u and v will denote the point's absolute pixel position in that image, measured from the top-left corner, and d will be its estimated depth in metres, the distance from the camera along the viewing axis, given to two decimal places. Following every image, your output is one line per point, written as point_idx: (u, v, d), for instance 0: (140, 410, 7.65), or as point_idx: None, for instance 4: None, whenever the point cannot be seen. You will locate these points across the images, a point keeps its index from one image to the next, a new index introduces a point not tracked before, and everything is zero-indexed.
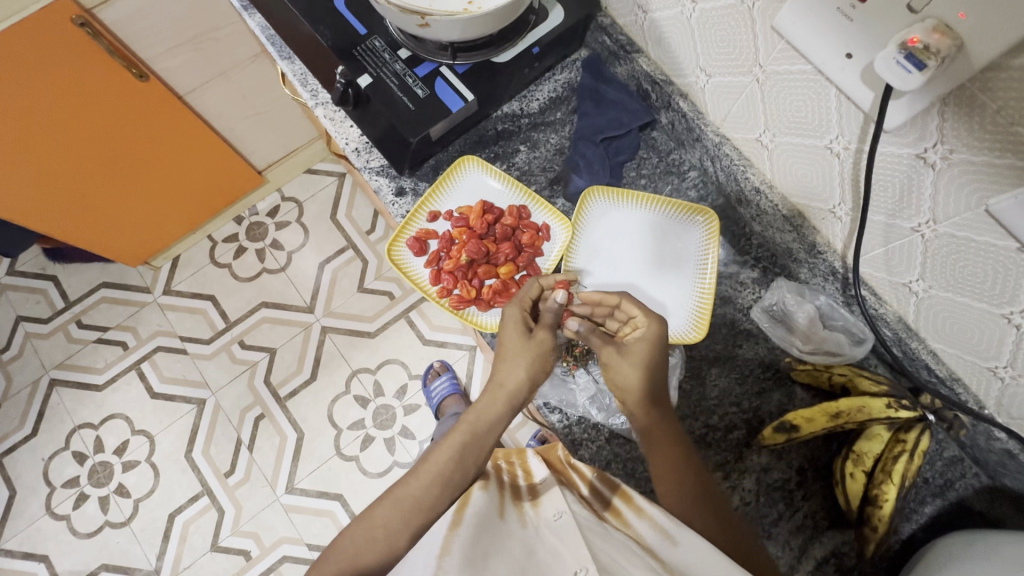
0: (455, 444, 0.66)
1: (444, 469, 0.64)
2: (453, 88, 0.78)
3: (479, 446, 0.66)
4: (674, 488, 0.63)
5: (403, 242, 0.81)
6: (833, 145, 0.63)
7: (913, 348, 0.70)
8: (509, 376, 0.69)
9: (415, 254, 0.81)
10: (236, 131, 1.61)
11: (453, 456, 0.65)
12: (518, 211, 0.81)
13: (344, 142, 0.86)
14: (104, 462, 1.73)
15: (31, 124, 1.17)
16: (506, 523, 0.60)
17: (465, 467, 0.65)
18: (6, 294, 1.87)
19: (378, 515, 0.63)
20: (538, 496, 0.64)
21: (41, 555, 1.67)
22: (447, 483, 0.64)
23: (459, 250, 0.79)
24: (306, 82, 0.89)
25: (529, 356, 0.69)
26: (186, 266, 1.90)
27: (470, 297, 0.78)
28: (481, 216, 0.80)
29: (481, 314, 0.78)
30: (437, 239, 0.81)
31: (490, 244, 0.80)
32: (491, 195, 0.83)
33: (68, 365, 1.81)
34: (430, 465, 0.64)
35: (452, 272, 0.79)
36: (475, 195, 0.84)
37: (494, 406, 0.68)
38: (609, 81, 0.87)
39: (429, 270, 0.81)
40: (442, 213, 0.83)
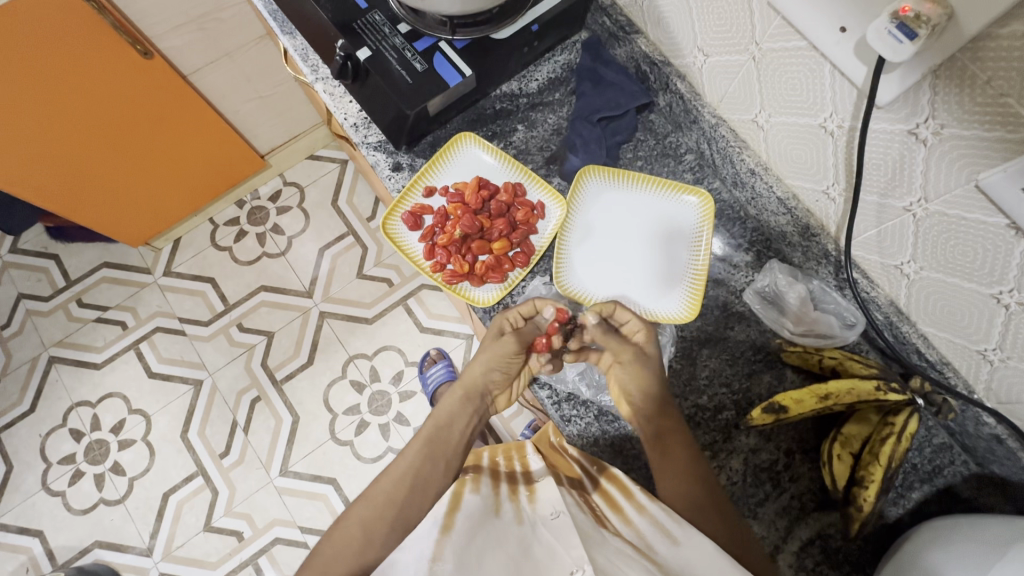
0: (421, 440, 0.71)
1: (412, 465, 0.68)
2: (452, 62, 0.78)
3: (445, 441, 0.71)
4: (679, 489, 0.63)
5: (398, 216, 0.82)
6: (827, 122, 0.63)
7: (903, 331, 0.71)
8: (470, 371, 0.75)
9: (409, 229, 0.81)
10: (239, 113, 1.62)
11: (420, 450, 0.70)
12: (513, 187, 0.81)
13: (343, 117, 0.87)
14: (100, 440, 1.74)
15: (36, 98, 1.19)
16: (502, 520, 0.60)
17: (434, 460, 0.69)
18: (8, 272, 1.88)
19: (354, 514, 0.66)
20: (534, 485, 0.65)
21: (35, 530, 1.68)
22: (418, 476, 0.68)
23: (454, 225, 0.79)
24: (307, 57, 0.90)
25: (490, 356, 0.75)
26: (187, 248, 1.92)
27: (464, 271, 0.78)
28: (476, 191, 0.80)
29: (474, 289, 0.79)
30: (432, 215, 0.81)
31: (484, 219, 0.80)
32: (487, 173, 0.84)
33: (67, 343, 1.82)
34: (401, 463, 0.69)
35: (446, 246, 0.79)
36: (469, 172, 0.84)
37: (456, 399, 0.74)
38: (608, 62, 0.87)
39: (424, 245, 0.81)
40: (437, 189, 0.83)
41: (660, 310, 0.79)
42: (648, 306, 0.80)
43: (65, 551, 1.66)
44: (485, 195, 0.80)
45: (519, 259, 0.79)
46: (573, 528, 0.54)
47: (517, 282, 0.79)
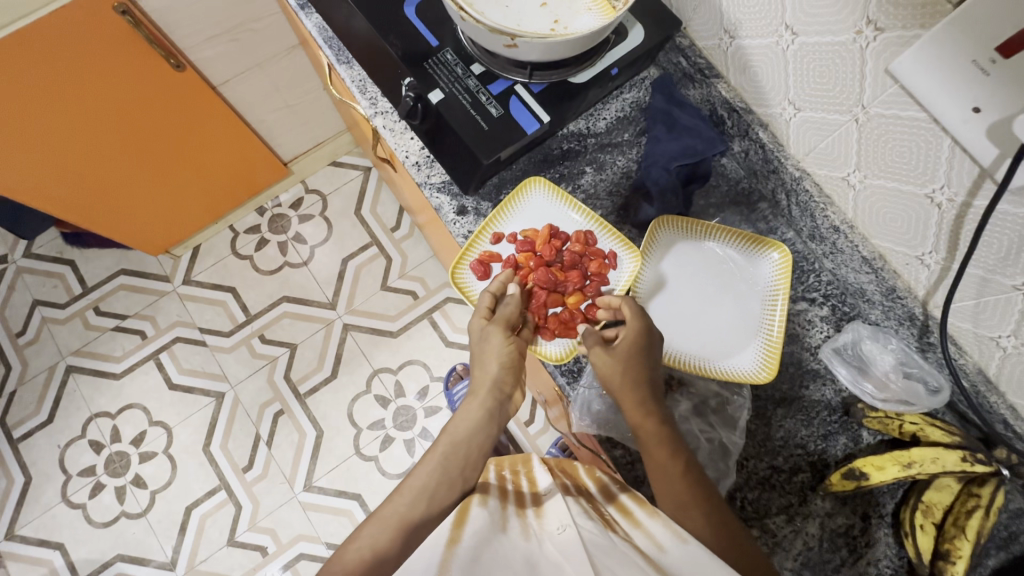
0: (435, 457, 0.67)
1: (427, 483, 0.66)
2: (529, 108, 0.75)
3: (460, 457, 0.68)
4: (676, 501, 0.63)
5: (467, 265, 0.79)
6: (935, 194, 0.61)
7: (991, 401, 0.69)
8: (481, 369, 0.72)
9: (478, 277, 0.78)
10: (266, 121, 1.57)
11: (436, 467, 0.67)
12: (585, 236, 0.78)
13: (404, 154, 0.83)
14: (121, 452, 1.72)
15: (63, 113, 1.14)
16: (509, 535, 0.61)
17: (451, 478, 0.67)
18: (23, 277, 1.84)
19: (365, 536, 0.63)
20: (541, 503, 0.65)
21: (56, 543, 1.66)
22: (433, 497, 0.65)
23: (526, 276, 0.77)
24: (365, 89, 0.85)
25: (502, 354, 0.71)
26: (207, 256, 1.87)
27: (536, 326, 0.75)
28: (547, 241, 0.78)
29: (545, 343, 0.76)
30: (501, 263, 0.79)
31: (558, 271, 0.77)
32: (559, 221, 0.81)
33: (85, 352, 1.79)
34: (414, 481, 0.66)
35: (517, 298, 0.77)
36: (539, 218, 0.81)
37: (473, 412, 0.70)
38: (682, 103, 0.84)
39: None
40: (505, 235, 0.80)
41: (737, 368, 0.76)
42: (724, 364, 0.77)
43: (87, 564, 1.64)
44: (556, 244, 0.78)
45: (593, 313, 0.76)
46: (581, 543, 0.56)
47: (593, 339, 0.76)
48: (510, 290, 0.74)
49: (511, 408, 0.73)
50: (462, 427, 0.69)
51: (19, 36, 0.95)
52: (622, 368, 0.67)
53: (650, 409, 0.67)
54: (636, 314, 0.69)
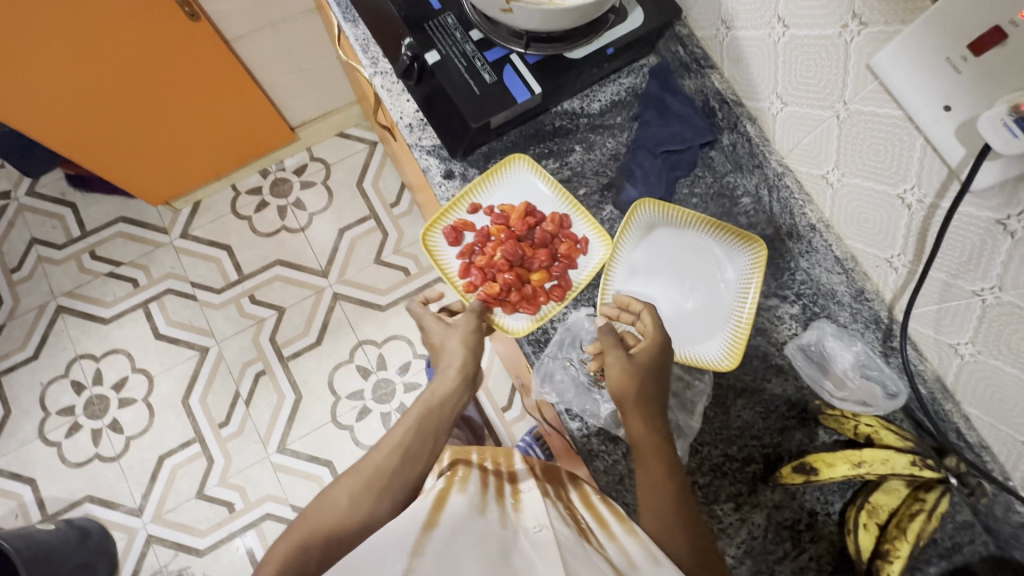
0: (412, 418, 0.67)
1: (404, 440, 0.64)
2: (522, 78, 0.76)
3: (436, 422, 0.67)
4: (662, 524, 0.59)
5: (439, 230, 0.81)
6: (906, 195, 0.62)
7: (946, 409, 0.70)
8: (450, 343, 0.73)
9: (449, 243, 0.81)
10: (276, 83, 1.59)
11: (411, 428, 0.66)
12: (560, 219, 0.80)
13: (398, 116, 0.84)
14: (101, 395, 1.74)
15: (73, 47, 1.16)
16: (487, 521, 0.58)
17: (424, 440, 0.65)
18: (24, 215, 1.86)
19: (338, 486, 0.61)
20: (521, 495, 0.64)
21: (28, 478, 1.67)
22: (406, 456, 0.64)
23: (494, 248, 0.79)
24: (367, 48, 0.87)
25: (464, 337, 0.73)
26: (206, 212, 1.89)
27: (496, 296, 0.77)
28: (522, 218, 0.80)
29: (505, 316, 0.78)
30: (473, 232, 0.81)
31: (527, 247, 0.79)
32: (539, 200, 0.82)
33: (77, 294, 1.81)
34: (390, 438, 0.65)
35: (482, 268, 0.79)
36: (518, 193, 0.82)
37: (448, 380, 0.70)
38: (676, 92, 0.85)
39: (460, 262, 0.81)
40: (483, 207, 0.82)
41: (701, 354, 0.77)
42: (688, 349, 0.77)
43: (55, 502, 1.66)
44: (530, 221, 0.80)
45: (554, 293, 0.78)
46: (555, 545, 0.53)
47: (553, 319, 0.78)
48: (433, 302, 0.80)
49: (479, 379, 0.75)
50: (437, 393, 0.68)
51: None
52: (632, 374, 0.67)
53: (658, 423, 0.66)
54: (658, 325, 0.70)
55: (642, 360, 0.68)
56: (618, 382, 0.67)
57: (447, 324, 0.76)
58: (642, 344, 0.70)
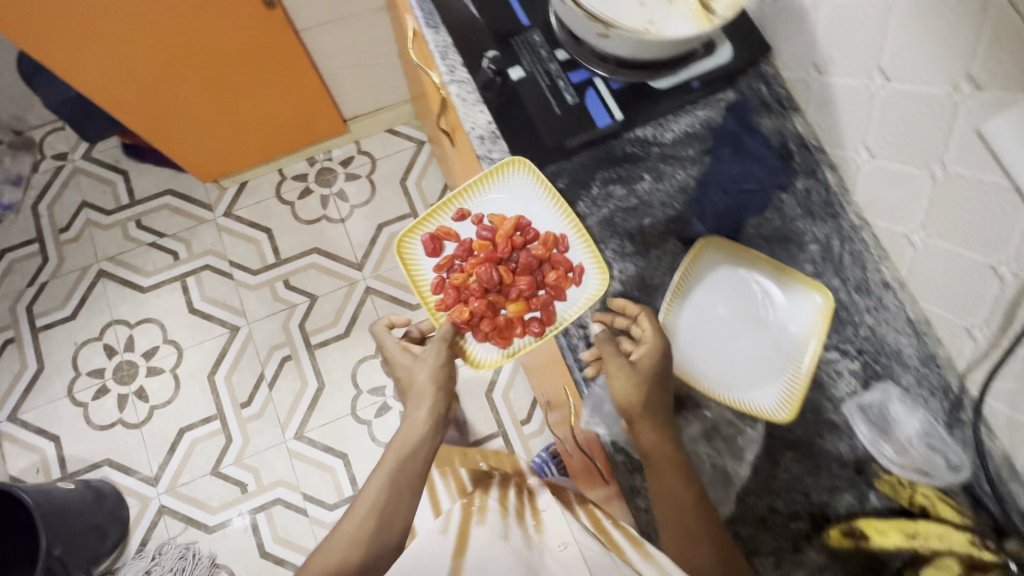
0: (383, 474, 0.73)
1: (377, 501, 0.71)
2: (603, 102, 0.81)
3: (407, 470, 0.74)
4: (683, 535, 0.65)
5: (420, 238, 0.87)
6: (998, 265, 0.59)
7: (1013, 489, 0.65)
8: (417, 381, 0.79)
9: (428, 253, 0.86)
10: (336, 75, 1.62)
11: (384, 485, 0.72)
12: (551, 242, 0.81)
13: (470, 127, 0.84)
14: (131, 361, 1.77)
15: (151, 24, 1.19)
16: (511, 542, 0.73)
17: (398, 491, 0.72)
18: (78, 178, 1.92)
19: (321, 555, 0.68)
20: (538, 518, 0.78)
21: (52, 435, 1.71)
22: (381, 516, 0.70)
23: (474, 266, 0.84)
24: (445, 55, 0.86)
25: (433, 371, 0.79)
26: (251, 194, 1.92)
27: (466, 318, 0.81)
28: (509, 236, 0.82)
29: (475, 343, 0.83)
30: (455, 244, 0.86)
31: (507, 270, 0.83)
32: (532, 215, 0.84)
33: (119, 260, 1.85)
34: (364, 499, 0.72)
35: (458, 285, 0.84)
36: (512, 206, 0.85)
37: (417, 424, 0.76)
38: (754, 131, 0.82)
39: (438, 273, 0.86)
40: (471, 216, 0.86)
41: (755, 402, 0.75)
42: (742, 395, 0.75)
43: (76, 462, 1.69)
44: (514, 240, 0.82)
45: (532, 325, 0.80)
46: (576, 558, 0.65)
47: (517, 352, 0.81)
48: (399, 330, 0.88)
49: (449, 411, 0.80)
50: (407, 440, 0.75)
51: None
52: (635, 385, 0.69)
53: (668, 432, 0.69)
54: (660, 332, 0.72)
55: (643, 369, 0.70)
56: (620, 391, 0.69)
57: (416, 357, 0.82)
58: (643, 350, 0.72)
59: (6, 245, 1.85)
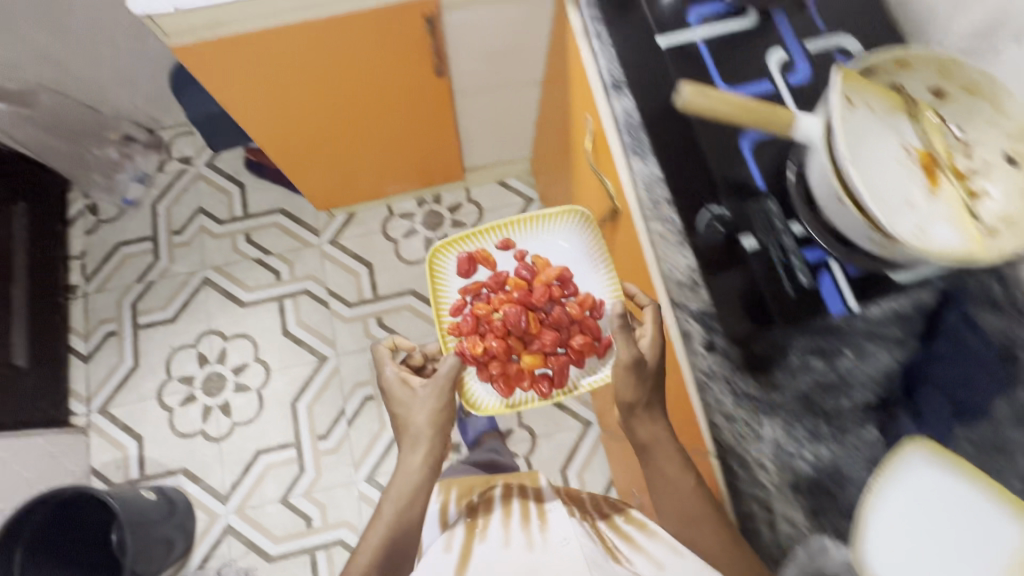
0: (387, 517, 0.96)
1: (382, 543, 0.94)
2: (840, 291, 0.75)
3: (405, 507, 0.98)
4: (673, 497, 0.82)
5: (466, 259, 1.25)
6: None
7: None
8: (414, 423, 1.05)
9: (467, 270, 1.25)
10: (471, 133, 1.63)
11: (389, 523, 0.96)
12: (579, 303, 1.17)
13: (670, 268, 0.83)
14: (220, 374, 1.79)
15: (329, 80, 1.22)
16: (510, 546, 0.90)
17: (400, 524, 0.96)
18: (198, 183, 1.97)
19: None
20: (541, 518, 0.94)
21: (136, 434, 1.74)
22: (387, 549, 0.93)
23: (503, 302, 1.19)
24: (650, 189, 0.86)
25: (427, 407, 1.06)
26: (358, 225, 1.94)
27: (475, 350, 1.14)
28: (542, 285, 1.19)
29: (475, 372, 1.20)
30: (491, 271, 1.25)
31: (528, 308, 1.19)
32: (576, 267, 1.24)
33: (224, 271, 1.89)
34: (372, 536, 0.95)
35: (480, 314, 1.19)
36: (556, 252, 1.26)
37: (412, 465, 1.01)
38: (977, 328, 0.73)
39: (465, 295, 1.24)
40: (514, 246, 1.27)
41: None
42: None
43: (154, 465, 1.72)
44: (552, 293, 1.17)
45: (538, 374, 1.18)
46: (573, 558, 0.84)
47: (518, 404, 1.19)
48: (405, 351, 1.21)
49: (443, 441, 1.06)
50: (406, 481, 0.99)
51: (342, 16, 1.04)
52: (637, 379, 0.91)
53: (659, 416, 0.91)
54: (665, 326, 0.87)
55: (648, 370, 0.92)
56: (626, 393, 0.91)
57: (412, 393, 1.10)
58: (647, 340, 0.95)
59: (122, 239, 1.92)
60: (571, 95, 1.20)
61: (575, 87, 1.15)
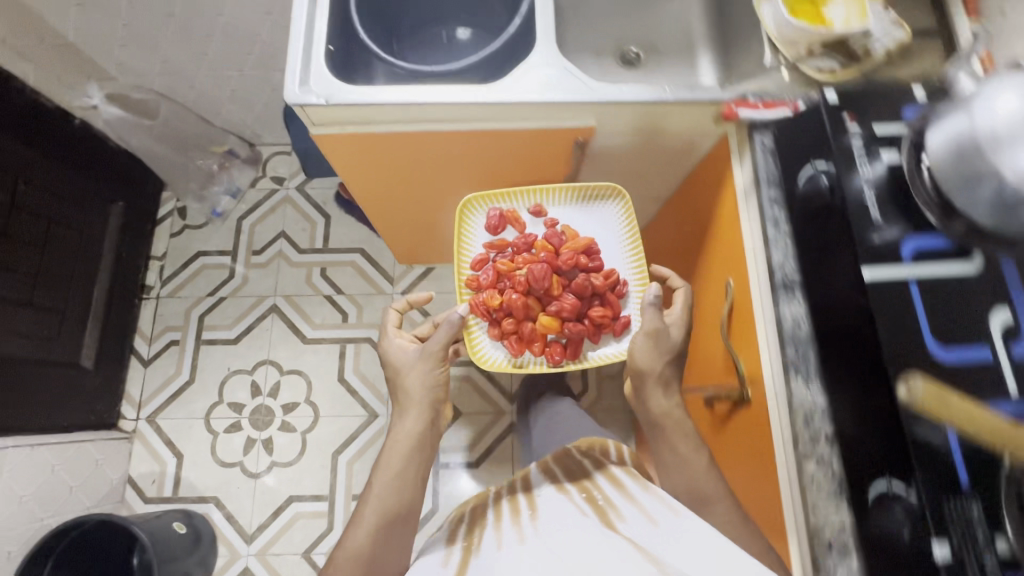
0: (388, 479, 0.98)
1: (382, 512, 0.95)
2: None
3: (404, 466, 0.99)
4: (684, 476, 0.92)
5: (490, 211, 1.13)
6: None
7: None
8: (407, 383, 1.05)
9: (490, 226, 1.13)
10: None
11: (386, 489, 0.97)
12: (609, 277, 1.08)
13: (824, 524, 0.77)
14: (269, 408, 1.76)
15: (451, 180, 1.16)
16: (510, 526, 0.93)
17: (398, 492, 0.97)
18: (286, 207, 1.96)
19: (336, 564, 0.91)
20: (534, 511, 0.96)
21: (177, 452, 1.73)
22: (387, 518, 0.95)
23: (526, 262, 1.09)
24: (811, 422, 0.80)
25: (423, 368, 1.06)
26: (433, 281, 1.89)
27: (491, 305, 1.07)
28: (570, 254, 1.09)
29: (483, 336, 1.09)
30: (517, 234, 1.13)
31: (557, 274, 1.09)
32: (604, 240, 1.14)
33: (293, 302, 1.86)
34: (368, 505, 0.96)
35: (504, 271, 1.10)
36: (588, 225, 1.15)
37: (406, 426, 1.02)
38: None
39: (485, 249, 1.13)
40: (546, 215, 1.14)
41: None
42: None
43: (188, 488, 1.70)
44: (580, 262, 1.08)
45: (554, 347, 1.07)
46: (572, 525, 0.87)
47: (525, 365, 1.08)
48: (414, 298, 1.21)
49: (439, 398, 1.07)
50: (398, 442, 1.01)
51: (486, 131, 0.98)
52: (650, 354, 0.99)
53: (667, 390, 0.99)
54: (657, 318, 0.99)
55: (667, 344, 1.00)
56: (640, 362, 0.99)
57: (405, 347, 1.11)
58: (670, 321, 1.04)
59: (203, 248, 1.92)
60: (706, 250, 1.12)
61: (715, 246, 1.07)
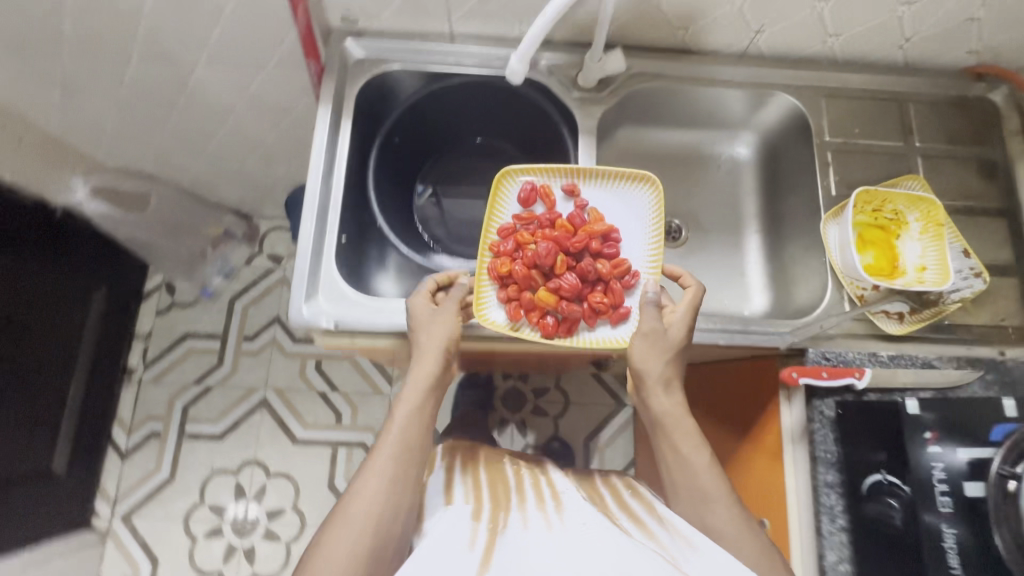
0: (399, 435, 0.70)
1: (383, 484, 0.67)
2: None
3: (416, 424, 0.71)
4: (695, 504, 0.72)
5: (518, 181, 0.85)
6: None
7: None
8: (423, 338, 0.76)
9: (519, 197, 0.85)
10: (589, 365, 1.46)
11: (392, 460, 0.68)
12: (617, 267, 0.84)
13: None
14: (254, 514, 1.67)
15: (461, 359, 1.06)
16: (531, 520, 0.74)
17: (409, 460, 0.69)
18: (281, 289, 1.84)
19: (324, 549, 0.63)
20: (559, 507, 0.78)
21: (153, 557, 1.63)
22: (392, 499, 0.66)
23: (543, 237, 0.83)
24: None
25: (448, 327, 0.77)
26: None
27: (501, 273, 0.81)
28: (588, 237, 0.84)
29: (490, 306, 0.81)
30: (544, 209, 0.86)
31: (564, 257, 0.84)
32: (625, 231, 0.86)
33: (284, 398, 1.76)
34: (372, 477, 0.67)
35: (520, 241, 0.83)
36: (615, 211, 0.87)
37: (420, 378, 0.74)
38: None
39: (512, 219, 0.85)
40: (578, 196, 0.87)
41: None
42: None
43: None
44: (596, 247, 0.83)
45: (546, 325, 0.81)
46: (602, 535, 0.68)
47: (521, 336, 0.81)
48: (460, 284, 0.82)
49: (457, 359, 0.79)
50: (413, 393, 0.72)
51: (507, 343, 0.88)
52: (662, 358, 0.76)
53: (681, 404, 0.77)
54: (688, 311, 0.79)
55: (670, 343, 0.77)
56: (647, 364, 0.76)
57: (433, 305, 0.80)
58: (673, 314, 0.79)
59: (191, 330, 1.80)
60: (733, 469, 1.03)
61: (745, 478, 0.98)
